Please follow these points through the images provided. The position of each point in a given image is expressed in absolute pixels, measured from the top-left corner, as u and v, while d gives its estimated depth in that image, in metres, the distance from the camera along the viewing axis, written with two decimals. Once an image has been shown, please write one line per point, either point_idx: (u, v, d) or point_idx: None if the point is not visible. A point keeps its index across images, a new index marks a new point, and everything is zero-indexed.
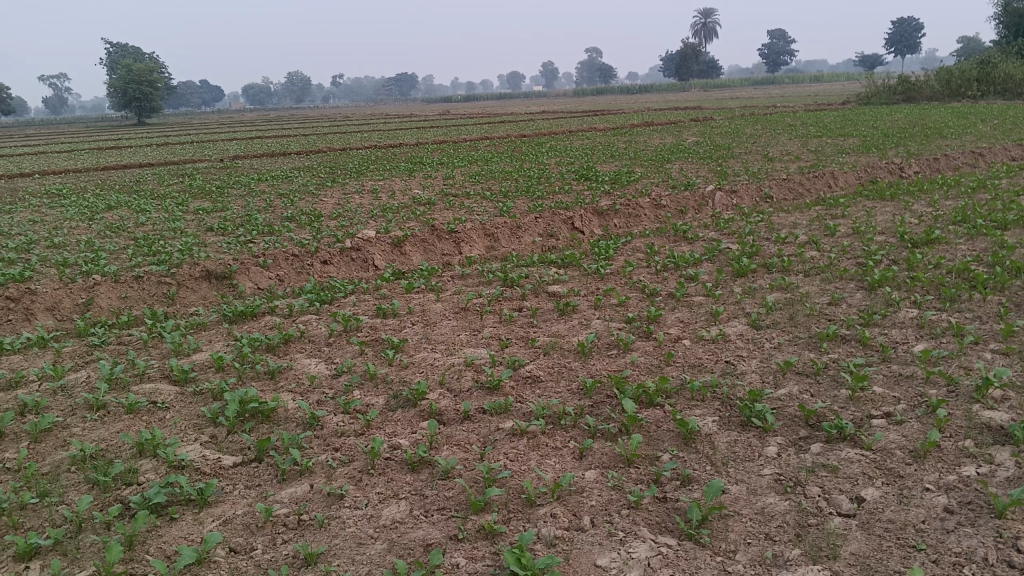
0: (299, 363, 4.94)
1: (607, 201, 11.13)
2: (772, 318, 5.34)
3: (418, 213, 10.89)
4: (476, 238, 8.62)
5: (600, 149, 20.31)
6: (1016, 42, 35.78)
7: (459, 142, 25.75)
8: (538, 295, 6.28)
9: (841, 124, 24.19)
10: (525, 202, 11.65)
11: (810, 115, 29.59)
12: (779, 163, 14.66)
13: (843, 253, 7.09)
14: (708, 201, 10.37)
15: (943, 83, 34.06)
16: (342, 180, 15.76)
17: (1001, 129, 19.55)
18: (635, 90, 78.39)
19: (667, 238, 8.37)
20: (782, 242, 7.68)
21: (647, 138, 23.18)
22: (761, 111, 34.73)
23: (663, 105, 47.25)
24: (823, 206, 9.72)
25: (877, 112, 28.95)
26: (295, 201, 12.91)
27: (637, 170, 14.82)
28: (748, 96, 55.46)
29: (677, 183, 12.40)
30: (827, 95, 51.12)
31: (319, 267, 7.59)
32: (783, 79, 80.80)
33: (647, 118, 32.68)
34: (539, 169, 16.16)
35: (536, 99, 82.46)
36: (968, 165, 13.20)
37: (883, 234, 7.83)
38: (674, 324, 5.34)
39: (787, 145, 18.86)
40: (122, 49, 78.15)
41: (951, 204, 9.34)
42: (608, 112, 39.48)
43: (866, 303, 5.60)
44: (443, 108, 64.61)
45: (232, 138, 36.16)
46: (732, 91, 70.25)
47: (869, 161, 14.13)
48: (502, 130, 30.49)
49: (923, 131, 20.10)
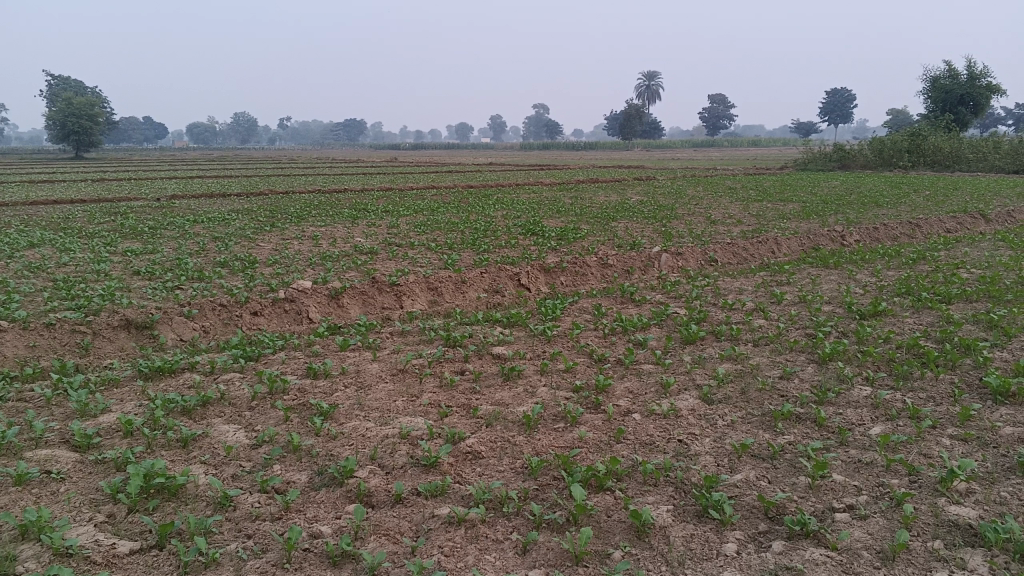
0: (217, 429, 4.51)
1: (554, 257, 10.93)
2: (724, 391, 5.13)
3: (358, 262, 10.53)
4: (418, 292, 8.29)
5: (546, 203, 20.25)
6: (944, 117, 37.33)
7: (404, 190, 25.49)
8: (481, 357, 5.97)
9: (781, 190, 24.68)
10: (470, 255, 11.39)
11: (751, 179, 30.20)
12: (723, 226, 14.74)
13: (792, 322, 6.96)
14: (655, 261, 10.26)
15: (876, 152, 35.20)
16: (281, 225, 15.30)
17: (933, 200, 20.14)
18: (580, 146, 79.59)
19: (614, 300, 8.16)
20: (730, 308, 7.54)
21: (593, 194, 23.28)
22: (704, 172, 35.35)
23: (608, 162, 47.91)
24: (769, 272, 9.67)
25: (815, 178, 29.69)
26: (230, 245, 12.40)
27: (583, 227, 14.73)
28: (690, 157, 56.68)
29: (623, 242, 12.30)
30: (767, 160, 52.55)
31: (249, 319, 7.16)
32: (724, 141, 83.03)
33: (593, 174, 32.93)
34: (484, 221, 15.97)
35: (483, 150, 83.16)
36: (906, 235, 13.43)
37: (830, 304, 7.76)
38: (623, 395, 5.08)
39: (730, 207, 19.07)
40: (61, 80, 76.48)
41: (894, 275, 9.38)
42: (554, 166, 39.77)
43: (819, 378, 5.43)
44: (390, 155, 64.43)
45: (170, 176, 35.24)
46: (675, 151, 71.74)
47: (811, 227, 14.29)
48: (448, 180, 30.36)
49: (860, 199, 20.58)
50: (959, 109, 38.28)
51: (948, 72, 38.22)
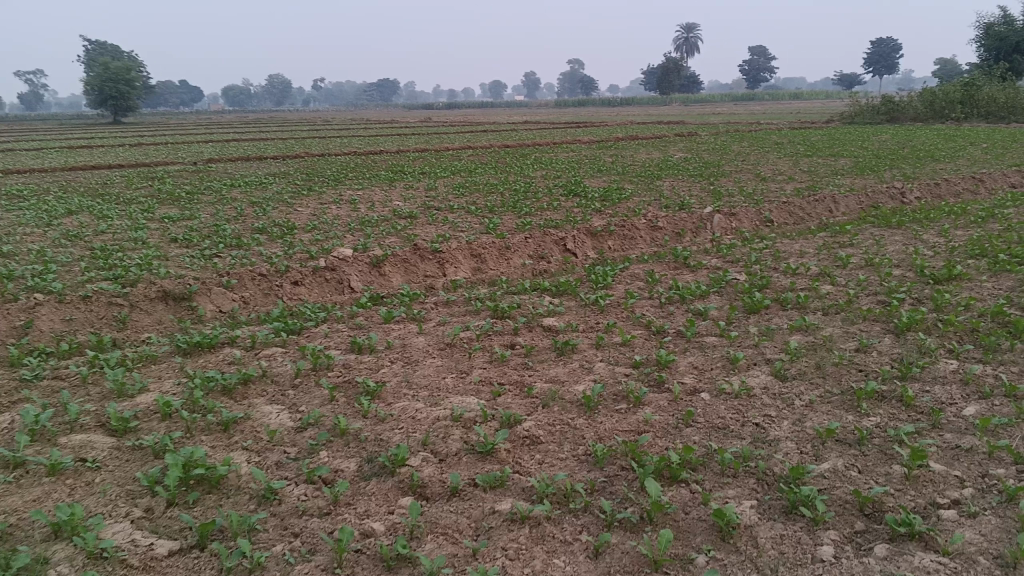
0: (260, 411, 4.26)
1: (600, 220, 10.54)
2: (798, 367, 4.76)
3: (398, 228, 10.24)
4: (461, 259, 7.98)
5: (586, 162, 19.75)
6: (998, 66, 35.81)
7: (440, 151, 25.12)
8: (532, 329, 5.66)
9: (829, 144, 23.84)
10: (512, 219, 11.03)
11: (795, 133, 29.28)
12: (773, 184, 14.17)
13: (861, 288, 6.52)
14: (706, 223, 9.83)
15: (926, 104, 33.96)
16: (318, 189, 15.07)
17: (991, 153, 19.24)
18: (617, 102, 78.29)
19: (667, 265, 7.77)
20: (793, 274, 7.11)
21: (634, 152, 22.72)
22: (746, 128, 34.40)
23: (647, 119, 46.94)
24: (828, 234, 9.19)
25: (863, 133, 28.71)
26: (267, 210, 12.19)
27: (627, 187, 14.28)
28: (730, 113, 55.36)
29: (671, 203, 11.83)
30: (811, 112, 51.05)
31: (289, 289, 6.91)
32: (765, 95, 81.03)
33: (633, 131, 32.18)
34: (524, 182, 15.58)
35: (518, 108, 82.28)
36: (969, 191, 12.77)
37: (899, 267, 7.30)
38: (688, 371, 4.73)
39: (778, 164, 18.41)
40: (99, 45, 76.96)
41: (964, 235, 8.84)
42: (593, 124, 39.03)
43: (899, 351, 5.02)
44: (425, 115, 63.80)
45: (208, 140, 35.21)
46: (714, 107, 70.16)
47: (867, 184, 13.68)
48: (484, 140, 29.85)
49: (915, 153, 19.76)
50: (1013, 57, 36.65)
51: (1002, 18, 36.55)
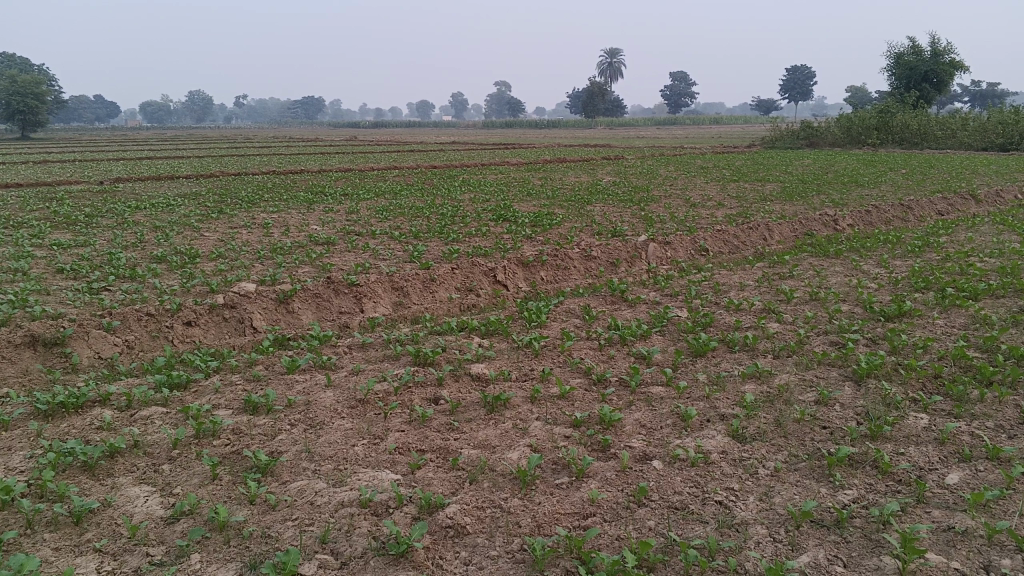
0: (125, 495, 3.50)
1: (530, 248, 9.98)
2: (757, 426, 4.23)
3: (314, 256, 9.47)
4: (381, 292, 7.28)
5: (515, 185, 19.23)
6: (909, 95, 36.97)
7: (363, 172, 24.29)
8: (458, 378, 5.00)
9: (754, 169, 23.96)
10: (438, 246, 10.38)
11: (720, 157, 29.46)
12: (705, 209, 13.90)
13: (810, 327, 6.09)
14: (642, 252, 9.37)
15: (844, 130, 34.70)
16: (230, 211, 14.14)
17: (912, 179, 19.50)
18: (543, 124, 78.55)
19: (603, 300, 7.24)
20: (737, 310, 6.66)
21: (563, 175, 22.35)
22: (672, 151, 34.56)
23: (575, 142, 46.95)
24: (767, 265, 8.82)
25: (786, 157, 29.08)
26: (172, 236, 11.22)
27: (558, 211, 13.80)
28: (654, 136, 56.01)
29: (604, 229, 11.37)
30: (734, 137, 51.98)
31: (181, 330, 6.13)
32: (688, 119, 82.48)
33: (561, 154, 31.93)
34: (450, 205, 14.95)
35: (445, 129, 81.79)
36: (899, 218, 12.71)
37: (846, 302, 6.92)
38: (636, 432, 4.15)
39: (707, 188, 18.23)
40: (5, 56, 73.42)
41: (903, 266, 8.58)
42: (520, 145, 38.76)
43: (863, 404, 4.55)
44: (350, 135, 62.53)
45: (119, 157, 33.58)
46: (640, 131, 71.09)
47: (798, 210, 13.50)
48: (410, 160, 29.14)
49: (839, 179, 19.91)
50: (922, 86, 37.85)
51: (911, 48, 37.75)
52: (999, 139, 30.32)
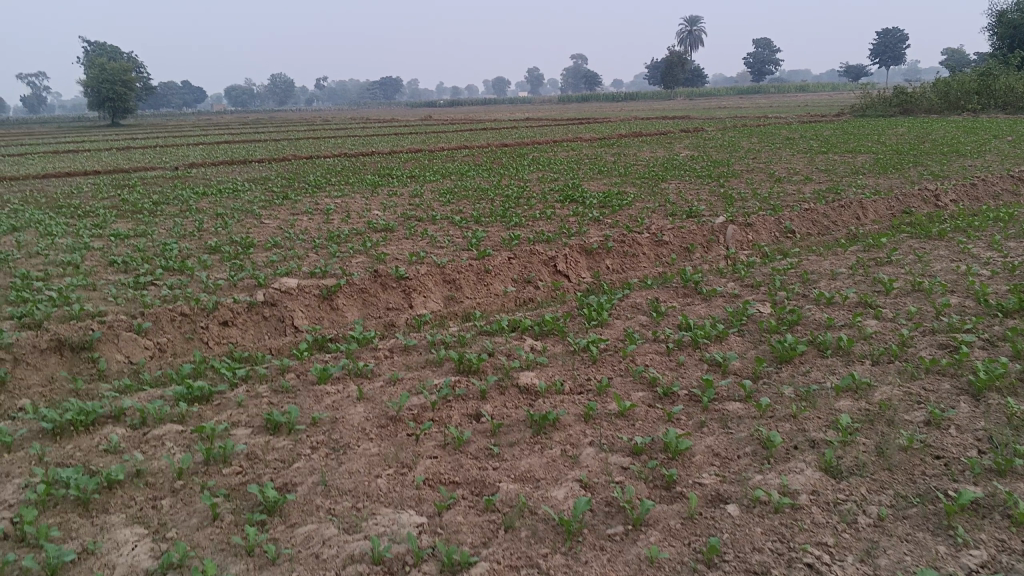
0: (113, 539, 3.07)
1: (598, 232, 9.34)
2: (855, 458, 3.54)
3: (369, 244, 9.04)
4: (431, 286, 6.76)
5: (587, 162, 18.55)
6: (1013, 55, 34.46)
7: (433, 151, 23.96)
8: (504, 390, 4.44)
9: (843, 140, 22.60)
10: (500, 231, 9.85)
11: (805, 128, 27.98)
12: (789, 186, 12.94)
13: (913, 326, 5.30)
14: (719, 236, 8.61)
15: (941, 95, 32.64)
16: (293, 196, 13.91)
17: (1020, 147, 17.94)
18: (620, 97, 76.96)
19: (675, 292, 6.56)
20: (827, 305, 5.89)
21: (638, 150, 21.51)
22: (753, 122, 33.13)
23: (651, 116, 45.71)
24: (860, 250, 7.96)
25: (877, 126, 27.44)
26: (231, 224, 10.99)
27: (630, 190, 13.08)
28: (734, 107, 54.14)
29: (678, 209, 10.60)
30: (820, 105, 49.79)
31: (216, 331, 5.76)
32: (770, 88, 79.58)
33: (637, 128, 30.93)
34: (518, 186, 14.39)
35: (519, 105, 81.02)
36: (1009, 192, 11.55)
37: (954, 294, 6.06)
38: (707, 464, 3.52)
39: (792, 162, 17.14)
40: (97, 46, 76.08)
41: (1019, 249, 7.61)
42: (594, 120, 37.84)
43: (984, 426, 3.79)
44: (427, 115, 62.49)
45: (198, 142, 34.14)
46: (721, 102, 68.96)
47: (893, 185, 12.44)
48: (480, 139, 28.66)
49: (938, 149, 18.51)
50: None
51: (1015, 5, 35.14)
52: None
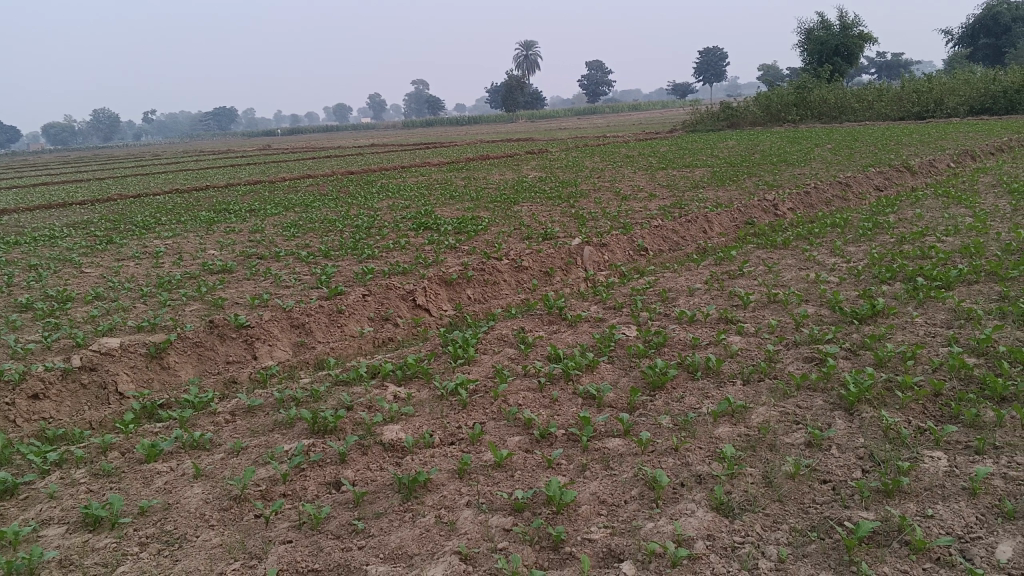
0: None
1: (454, 260, 9.02)
2: (745, 491, 3.34)
3: (206, 289, 8.30)
4: (278, 332, 6.20)
5: (437, 187, 18.27)
6: (823, 70, 37.17)
7: (275, 183, 22.98)
8: (366, 450, 3.99)
9: (680, 154, 23.46)
10: (350, 265, 9.34)
11: (644, 144, 28.92)
12: (637, 203, 13.15)
13: (777, 340, 5.27)
14: (576, 257, 8.49)
15: (764, 109, 34.69)
16: (120, 240, 12.79)
17: (841, 155, 19.14)
18: (464, 121, 77.53)
19: (539, 320, 6.31)
20: (692, 324, 5.80)
21: (487, 173, 21.46)
22: (594, 140, 33.95)
23: (496, 138, 46.13)
24: (714, 263, 8.03)
25: (709, 140, 28.72)
26: (47, 276, 9.90)
27: (482, 214, 12.88)
28: (575, 127, 55.61)
29: (533, 232, 10.45)
30: (656, 122, 51.97)
31: (25, 406, 4.96)
32: (607, 107, 82.51)
33: (482, 151, 31.01)
34: (367, 216, 13.88)
35: (363, 132, 80.04)
36: (839, 197, 12.17)
37: (810, 303, 6.14)
38: (594, 516, 3.22)
39: (636, 179, 17.50)
40: None
41: (859, 254, 7.90)
42: (440, 145, 37.72)
43: (864, 442, 3.71)
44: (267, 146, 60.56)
45: (12, 185, 31.34)
46: (562, 121, 70.75)
47: (735, 196, 12.86)
48: (325, 168, 27.84)
49: (769, 159, 19.49)
50: (835, 60, 38.11)
51: (821, 23, 37.96)
52: (914, 109, 30.58)
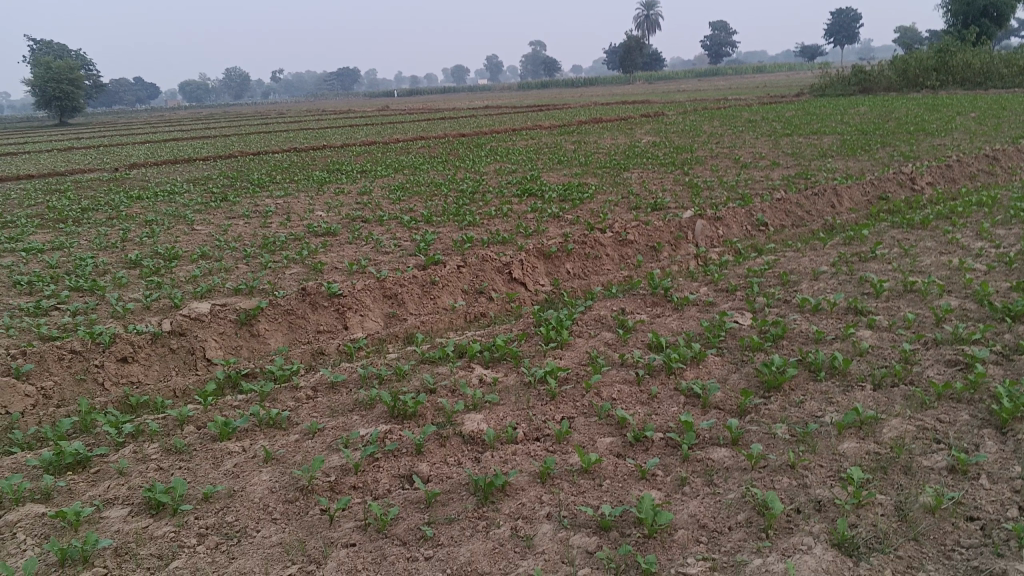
0: None
1: (556, 230, 8.62)
2: (874, 525, 2.85)
3: (306, 252, 8.21)
4: (369, 303, 5.99)
5: (546, 151, 17.83)
6: (969, 30, 34.30)
7: (387, 143, 23.06)
8: (444, 442, 3.69)
9: (805, 121, 22.13)
10: (451, 232, 9.08)
11: (766, 109, 27.48)
12: (756, 172, 12.34)
13: (914, 338, 4.64)
14: (687, 232, 7.93)
15: (899, 73, 32.39)
16: (232, 198, 13.00)
17: (987, 124, 17.51)
18: (580, 83, 76.30)
19: (643, 301, 5.85)
20: (814, 314, 5.22)
21: (598, 137, 20.84)
22: (712, 105, 32.61)
23: (610, 101, 45.09)
24: (840, 244, 7.32)
25: (837, 105, 27.02)
26: (160, 232, 10.09)
27: (590, 181, 12.39)
28: (693, 90, 53.84)
29: (642, 202, 9.91)
30: (779, 86, 49.56)
31: (114, 369, 4.92)
32: (729, 69, 79.42)
33: (595, 114, 30.27)
34: (472, 180, 13.61)
35: (478, 93, 79.95)
36: (985, 172, 11.03)
37: (953, 295, 5.43)
38: (692, 544, 2.81)
39: (756, 146, 16.53)
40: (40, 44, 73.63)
41: (1011, 238, 7.02)
42: (553, 107, 37.08)
43: (1022, 472, 3.14)
44: (384, 105, 61.42)
45: (143, 141, 32.82)
46: (681, 83, 68.60)
47: (865, 168, 11.88)
48: (437, 129, 27.83)
49: (905, 128, 18.05)
50: (982, 20, 35.10)
51: None
52: None
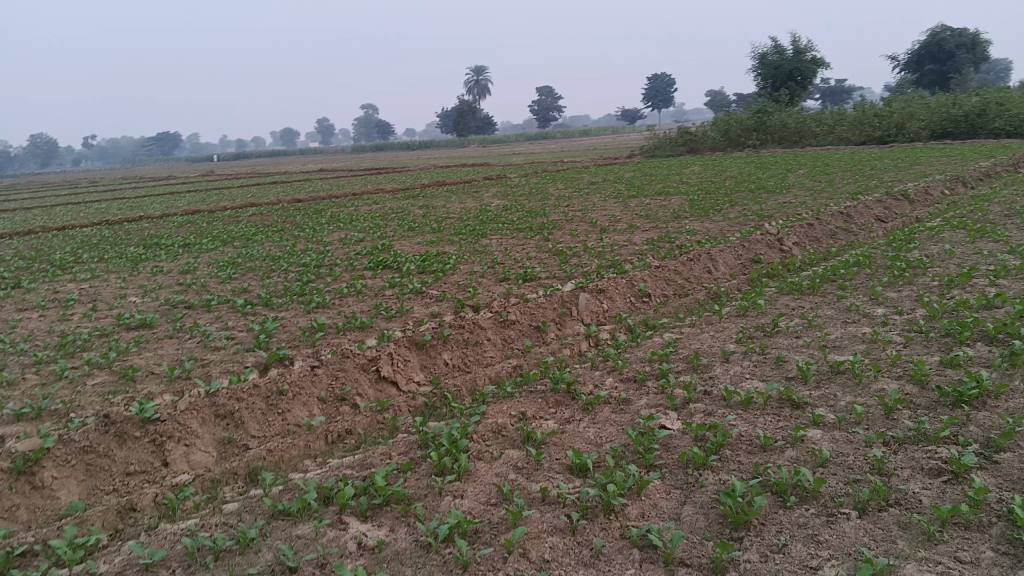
0: None
1: (422, 310, 7.58)
2: None
3: (116, 353, 6.69)
4: (197, 427, 4.68)
5: (392, 217, 16.84)
6: (779, 94, 36.64)
7: (216, 212, 21.27)
8: None
9: (647, 180, 22.38)
10: (298, 317, 7.83)
11: (606, 171, 27.86)
12: (618, 236, 11.85)
13: (878, 439, 3.92)
14: (569, 307, 7.12)
15: (722, 133, 33.98)
16: (25, 283, 11.04)
17: (820, 181, 18.17)
18: (416, 146, 76.11)
19: (543, 402, 4.89)
20: (749, 411, 4.45)
21: (445, 201, 20.06)
22: (552, 167, 32.88)
23: (447, 164, 44.80)
24: (737, 316, 6.71)
25: (672, 165, 27.71)
26: None
27: (447, 249, 11.46)
28: (528, 151, 54.77)
29: (511, 273, 9.06)
30: (609, 148, 51.20)
31: None
32: (560, 132, 81.82)
33: (436, 177, 29.52)
34: (315, 252, 12.34)
35: (311, 158, 77.97)
36: (843, 229, 11.03)
37: (888, 376, 4.82)
38: None
39: (608, 208, 16.26)
40: None
41: (907, 301, 6.66)
42: (392, 170, 36.20)
43: None
44: (209, 171, 58.48)
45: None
46: (515, 145, 69.80)
47: (726, 229, 11.63)
48: (272, 195, 26.24)
49: (746, 185, 18.44)
50: (788, 85, 37.61)
51: (774, 48, 37.52)
52: (876, 133, 29.86)
